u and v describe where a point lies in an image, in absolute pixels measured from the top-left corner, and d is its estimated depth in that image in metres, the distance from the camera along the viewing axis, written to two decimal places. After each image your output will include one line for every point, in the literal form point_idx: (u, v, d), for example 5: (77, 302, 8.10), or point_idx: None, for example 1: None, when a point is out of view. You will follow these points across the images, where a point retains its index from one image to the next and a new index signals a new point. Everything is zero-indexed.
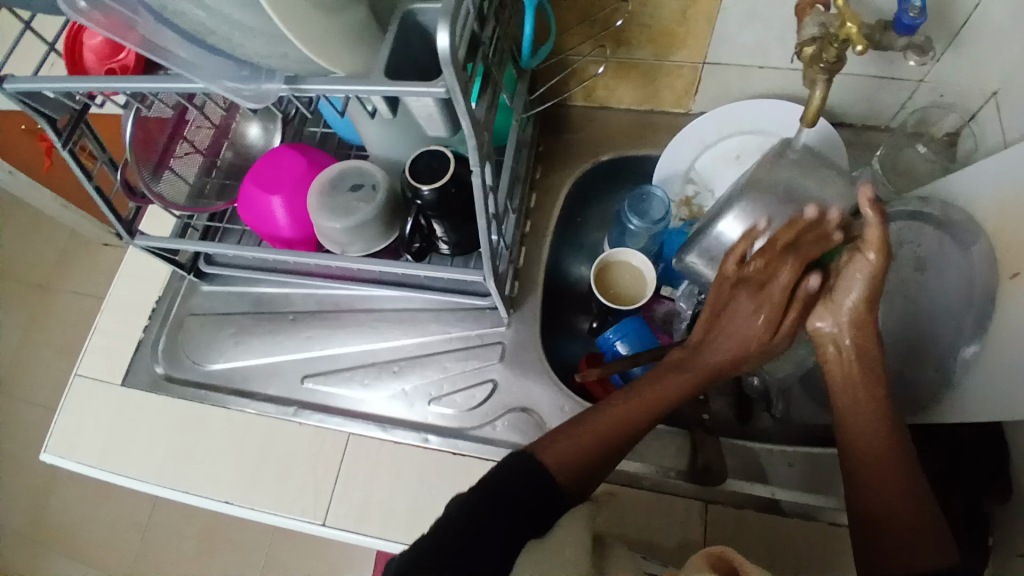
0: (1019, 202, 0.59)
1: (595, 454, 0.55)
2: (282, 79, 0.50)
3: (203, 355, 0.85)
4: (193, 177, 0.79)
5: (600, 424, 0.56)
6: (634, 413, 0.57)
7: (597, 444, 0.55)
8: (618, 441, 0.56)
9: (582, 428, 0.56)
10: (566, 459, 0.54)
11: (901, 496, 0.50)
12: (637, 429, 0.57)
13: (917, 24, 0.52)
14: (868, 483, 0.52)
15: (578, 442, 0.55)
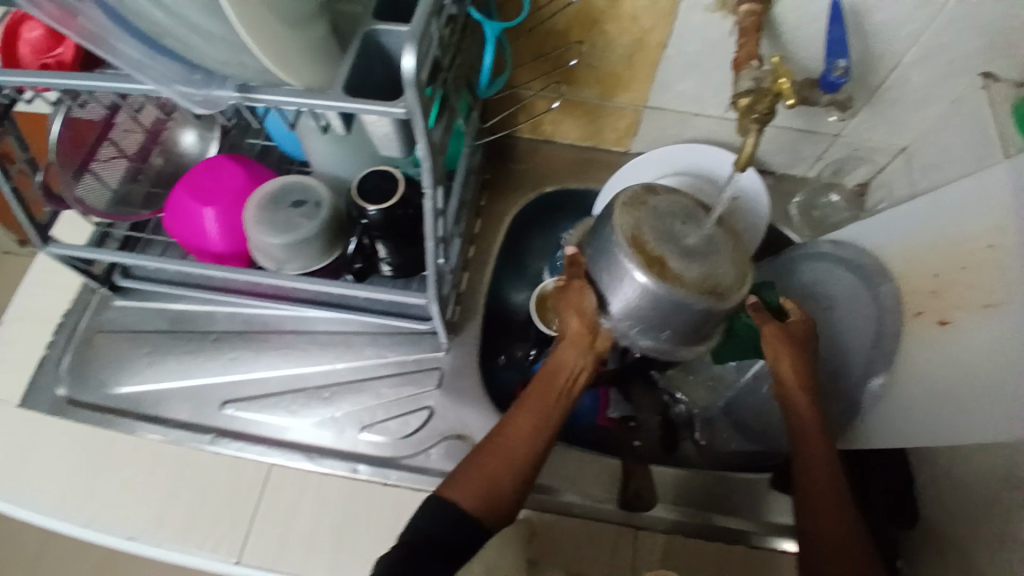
0: (924, 249, 0.67)
1: (499, 477, 0.55)
2: (233, 87, 0.47)
3: (113, 376, 0.78)
4: (114, 184, 0.74)
5: (496, 447, 0.57)
6: (521, 430, 0.58)
7: (497, 468, 0.56)
8: (517, 457, 0.56)
9: (480, 457, 0.57)
10: (475, 490, 0.54)
11: (837, 513, 0.55)
12: (534, 440, 0.57)
13: (841, 82, 0.57)
14: (821, 510, 0.56)
15: (479, 472, 0.56)
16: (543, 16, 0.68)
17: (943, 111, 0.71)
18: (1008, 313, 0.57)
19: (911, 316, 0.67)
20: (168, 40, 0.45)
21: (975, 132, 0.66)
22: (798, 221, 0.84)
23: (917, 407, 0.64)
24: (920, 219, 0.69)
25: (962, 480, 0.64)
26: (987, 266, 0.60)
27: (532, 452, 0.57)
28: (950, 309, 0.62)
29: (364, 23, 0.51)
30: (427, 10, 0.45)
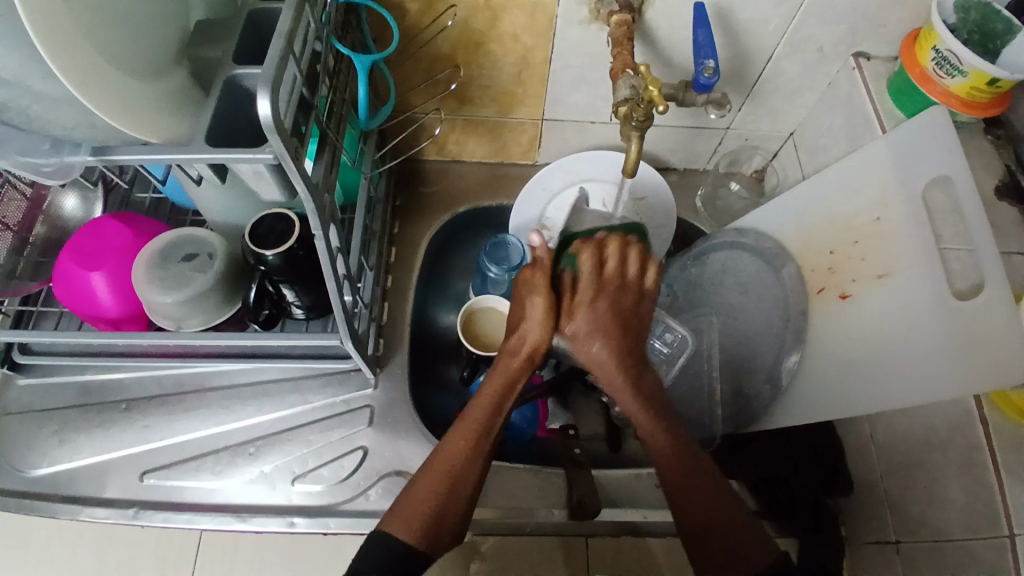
0: (820, 229, 0.70)
1: (445, 503, 0.51)
2: (87, 151, 0.45)
3: (22, 460, 0.72)
4: (2, 258, 0.68)
5: (437, 470, 0.52)
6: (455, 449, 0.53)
7: (443, 491, 0.51)
8: (460, 477, 0.52)
9: (423, 481, 0.52)
10: (420, 518, 0.50)
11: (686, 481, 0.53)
12: (477, 459, 0.53)
13: (712, 83, 0.58)
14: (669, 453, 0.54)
15: (419, 495, 0.51)
16: (424, 42, 0.67)
17: (820, 95, 0.75)
18: (900, 282, 0.60)
19: (815, 294, 0.69)
20: (8, 114, 0.42)
21: (851, 111, 0.71)
22: (704, 213, 0.88)
23: (832, 374, 0.65)
24: (812, 202, 0.71)
25: (886, 439, 0.64)
26: (876, 240, 0.63)
27: (477, 470, 0.53)
28: (850, 283, 0.65)
29: (224, 69, 0.49)
30: (283, 47, 0.44)
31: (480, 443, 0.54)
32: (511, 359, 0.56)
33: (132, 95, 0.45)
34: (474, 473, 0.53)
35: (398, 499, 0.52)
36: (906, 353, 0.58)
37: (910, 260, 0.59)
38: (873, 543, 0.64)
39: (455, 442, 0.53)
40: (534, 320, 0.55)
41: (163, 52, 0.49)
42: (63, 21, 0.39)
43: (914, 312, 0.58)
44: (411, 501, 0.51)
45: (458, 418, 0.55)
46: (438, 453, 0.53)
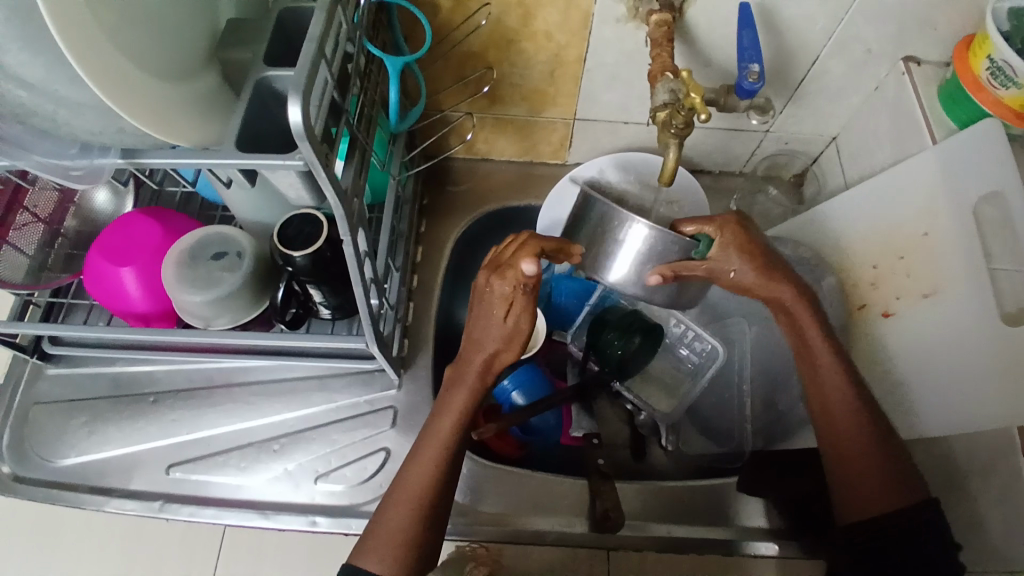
0: (863, 242, 0.67)
1: (414, 534, 0.52)
2: (116, 153, 0.44)
3: (53, 450, 0.73)
4: (30, 252, 0.69)
5: (406, 493, 0.53)
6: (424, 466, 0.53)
7: (412, 524, 0.52)
8: (430, 501, 0.53)
9: (393, 508, 0.53)
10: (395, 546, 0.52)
11: (886, 476, 0.53)
12: (444, 483, 0.54)
13: (756, 88, 0.56)
14: (861, 455, 0.55)
15: (393, 519, 0.52)
16: (455, 40, 0.65)
17: (866, 99, 0.72)
18: (946, 302, 0.57)
19: (855, 311, 0.66)
20: (36, 119, 0.42)
21: (899, 118, 0.67)
22: None
23: (873, 394, 0.63)
24: (855, 214, 0.69)
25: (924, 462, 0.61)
26: (923, 256, 0.60)
27: (444, 498, 0.54)
28: (893, 300, 0.62)
29: (252, 71, 0.49)
30: (314, 51, 0.43)
31: (446, 468, 0.54)
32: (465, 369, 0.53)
33: (159, 97, 0.45)
34: (442, 500, 0.54)
35: (370, 527, 0.53)
36: (950, 377, 0.56)
37: (958, 279, 0.56)
38: None
39: (422, 470, 0.53)
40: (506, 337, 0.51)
41: (191, 53, 0.48)
42: (91, 25, 0.39)
43: (961, 334, 0.55)
44: (381, 530, 0.52)
45: (424, 432, 0.55)
46: (404, 477, 0.54)
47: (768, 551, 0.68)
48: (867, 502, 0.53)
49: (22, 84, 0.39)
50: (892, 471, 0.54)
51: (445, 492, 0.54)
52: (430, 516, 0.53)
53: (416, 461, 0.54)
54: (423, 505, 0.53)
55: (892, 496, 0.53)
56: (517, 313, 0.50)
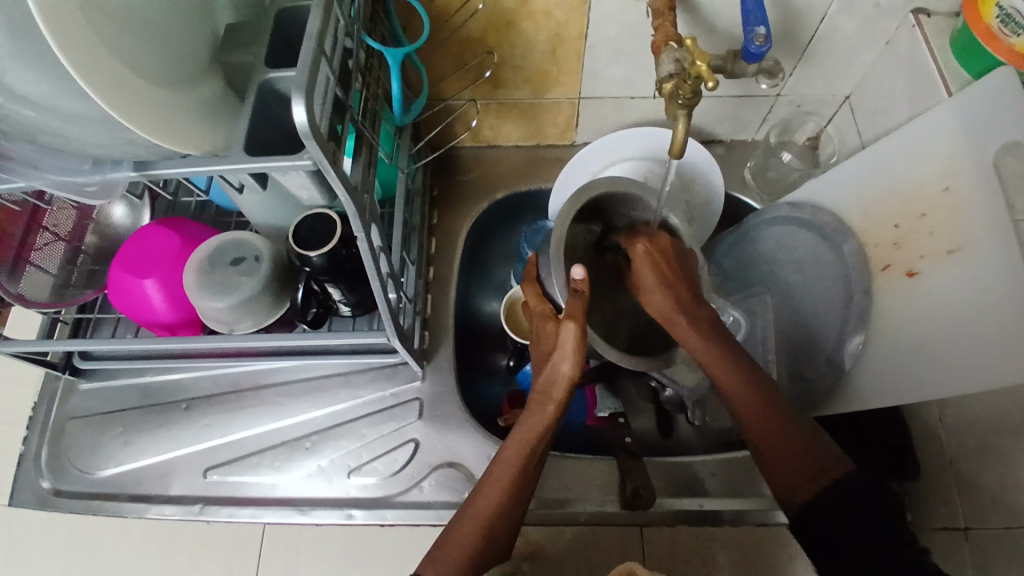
0: (882, 202, 0.65)
1: (480, 554, 0.52)
2: (130, 166, 0.46)
3: (91, 461, 0.75)
4: (55, 269, 0.70)
5: (479, 511, 0.53)
6: (497, 487, 0.54)
7: (476, 543, 0.52)
8: (503, 516, 0.53)
9: (460, 527, 0.53)
10: (459, 562, 0.51)
11: (789, 430, 0.54)
12: (512, 505, 0.54)
13: (763, 51, 0.56)
14: (778, 439, 0.54)
15: (462, 538, 0.52)
16: (454, 26, 0.65)
17: (878, 55, 0.70)
18: (972, 258, 0.55)
19: (878, 272, 0.65)
20: (47, 139, 0.43)
21: (913, 72, 0.65)
22: (754, 185, 0.85)
23: (898, 355, 0.61)
24: (872, 172, 0.67)
25: (957, 422, 0.59)
26: (945, 213, 0.59)
27: (507, 523, 0.54)
28: (917, 259, 0.61)
29: (255, 73, 0.49)
30: (313, 48, 0.43)
31: (517, 490, 0.54)
32: (546, 396, 0.54)
33: (164, 106, 0.45)
34: (506, 520, 0.54)
35: (437, 542, 0.53)
36: (976, 335, 0.54)
37: (984, 233, 0.55)
38: (942, 529, 0.60)
39: (491, 490, 0.54)
40: (565, 353, 0.53)
41: (192, 59, 0.48)
42: (92, 40, 0.39)
43: (987, 291, 0.54)
44: (448, 545, 0.52)
45: (497, 455, 0.55)
46: (481, 493, 0.54)
47: None
48: (804, 474, 0.52)
49: (34, 106, 0.40)
50: (822, 452, 0.53)
51: (512, 516, 0.54)
52: (497, 530, 0.53)
53: (489, 481, 0.54)
54: (492, 523, 0.53)
55: (811, 470, 0.52)
56: (568, 329, 0.53)
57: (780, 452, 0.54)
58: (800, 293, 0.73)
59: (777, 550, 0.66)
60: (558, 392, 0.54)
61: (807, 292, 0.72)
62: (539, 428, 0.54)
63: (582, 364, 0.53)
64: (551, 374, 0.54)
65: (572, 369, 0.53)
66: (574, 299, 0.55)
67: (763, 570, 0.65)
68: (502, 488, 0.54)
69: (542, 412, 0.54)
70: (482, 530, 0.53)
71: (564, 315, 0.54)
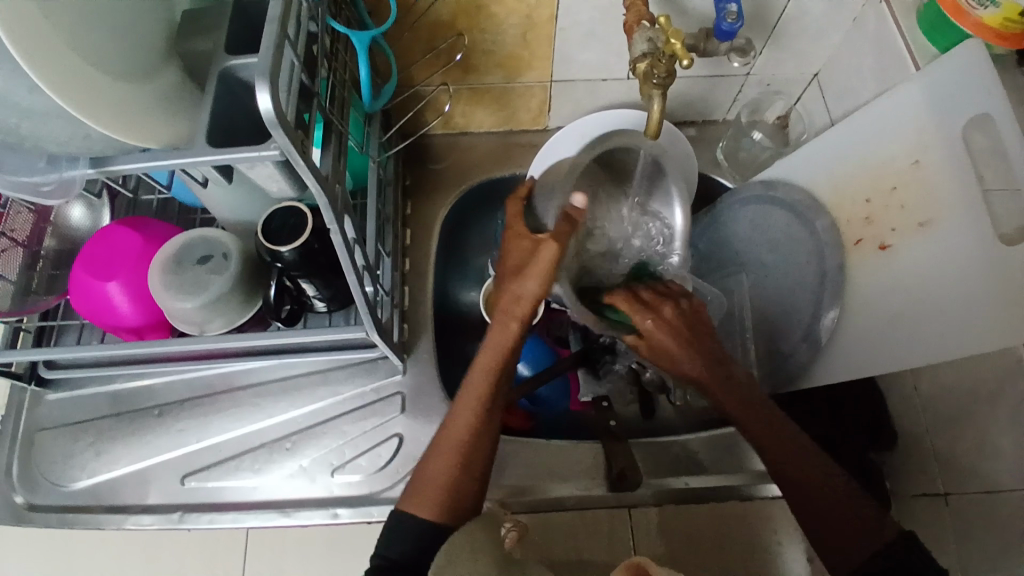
0: (854, 178, 0.66)
1: (457, 484, 0.51)
2: (86, 163, 0.43)
3: (61, 474, 0.72)
4: (14, 276, 0.66)
5: (449, 444, 0.53)
6: (466, 416, 0.53)
7: (451, 474, 0.52)
8: (473, 448, 0.53)
9: (434, 459, 0.53)
10: (438, 498, 0.51)
11: (813, 463, 0.51)
12: (485, 433, 0.53)
13: (735, 28, 0.57)
14: (784, 459, 0.52)
15: (433, 471, 0.52)
16: (422, 10, 0.63)
17: (846, 33, 0.70)
18: (942, 229, 0.56)
19: (851, 246, 0.66)
20: None
21: (881, 48, 0.66)
22: (727, 166, 0.85)
23: (874, 327, 0.63)
24: (844, 148, 0.68)
25: (932, 392, 0.61)
26: (915, 186, 0.59)
27: (481, 454, 0.53)
28: (889, 232, 0.62)
29: (216, 61, 0.47)
30: (277, 33, 0.41)
31: (487, 414, 0.53)
32: (509, 318, 0.54)
33: (122, 98, 0.43)
34: (480, 451, 0.53)
35: (413, 478, 0.53)
36: (947, 305, 0.55)
37: (953, 205, 0.56)
38: (920, 495, 0.61)
39: (461, 419, 0.53)
40: (535, 269, 0.53)
41: (150, 48, 0.46)
42: (41, 29, 0.36)
43: (958, 262, 0.55)
44: (422, 478, 0.52)
45: (464, 382, 0.55)
46: (450, 425, 0.54)
47: None
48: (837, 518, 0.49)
49: None
50: (835, 487, 0.50)
51: (485, 446, 0.53)
52: (475, 467, 0.52)
53: (458, 411, 0.54)
54: (465, 456, 0.52)
55: (851, 527, 0.48)
56: (546, 248, 0.53)
57: (794, 478, 0.51)
58: (776, 270, 0.74)
59: (763, 524, 0.67)
60: (520, 309, 0.54)
61: (783, 269, 0.73)
62: (501, 347, 0.54)
63: (550, 283, 0.53)
64: (514, 290, 0.54)
65: (541, 289, 0.53)
66: (562, 221, 0.53)
67: (750, 545, 0.66)
68: (473, 420, 0.53)
69: (509, 332, 0.54)
70: (454, 464, 0.52)
71: (550, 235, 0.53)
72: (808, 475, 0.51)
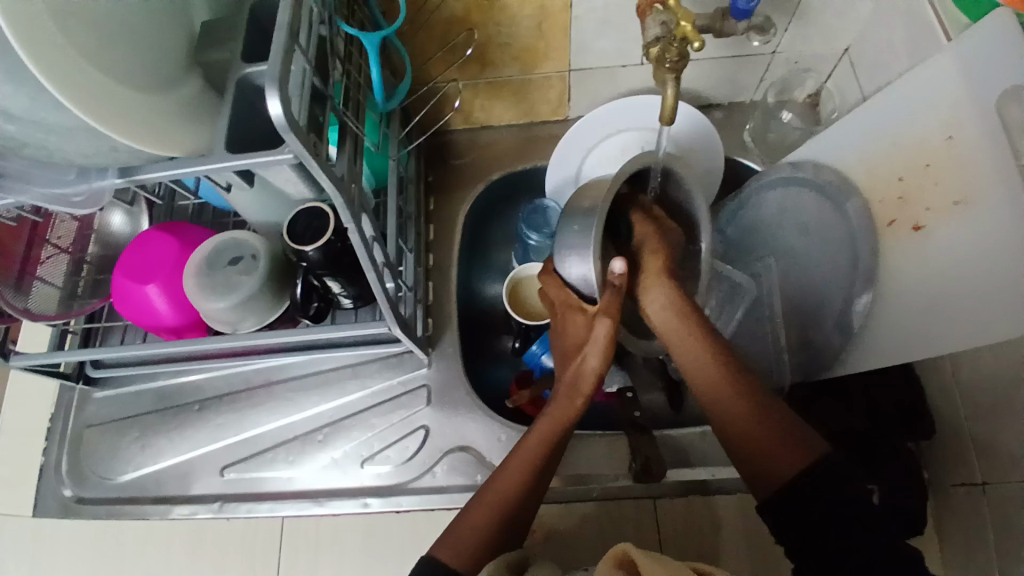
0: (886, 155, 0.63)
1: (497, 534, 0.51)
2: (115, 173, 0.45)
3: (110, 467, 0.77)
4: (60, 282, 0.71)
5: (495, 494, 0.53)
6: (515, 473, 0.54)
7: (493, 529, 0.51)
8: (521, 499, 0.53)
9: (477, 509, 0.53)
10: (470, 545, 0.50)
11: (761, 422, 0.50)
12: (532, 491, 0.54)
13: (750, 7, 0.59)
14: (743, 429, 0.51)
15: (474, 522, 0.51)
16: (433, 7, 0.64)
17: (875, 5, 0.67)
18: (978, 208, 0.53)
19: (884, 229, 0.63)
20: (30, 150, 0.43)
21: (911, 17, 0.63)
22: (755, 149, 0.83)
23: (910, 312, 0.60)
24: (874, 124, 0.65)
25: (971, 378, 0.58)
26: (949, 162, 0.56)
27: (524, 507, 0.54)
28: (923, 213, 0.59)
29: (233, 69, 0.49)
30: (286, 39, 0.42)
31: (538, 474, 0.54)
32: (573, 398, 0.55)
33: (144, 111, 0.45)
34: (520, 511, 0.53)
35: (451, 525, 0.52)
36: (982, 286, 0.53)
37: (989, 180, 0.53)
38: (960, 486, 0.59)
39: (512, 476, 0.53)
40: (597, 346, 0.52)
41: (171, 64, 0.48)
42: (62, 48, 0.38)
43: (998, 241, 0.52)
44: (460, 529, 0.51)
45: (517, 444, 0.55)
46: (502, 477, 0.54)
47: None
48: (775, 463, 0.48)
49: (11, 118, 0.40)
50: (796, 430, 0.49)
51: (526, 504, 0.54)
52: (515, 518, 0.53)
53: (509, 466, 0.54)
54: (506, 507, 0.52)
55: (782, 452, 0.48)
56: (602, 325, 0.52)
57: (761, 453, 0.49)
58: (805, 255, 0.72)
59: None
60: (585, 386, 0.55)
61: (812, 253, 0.71)
62: (562, 419, 0.55)
63: (611, 361, 0.53)
64: (579, 368, 0.54)
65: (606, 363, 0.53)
66: (608, 293, 0.51)
67: (778, 537, 0.65)
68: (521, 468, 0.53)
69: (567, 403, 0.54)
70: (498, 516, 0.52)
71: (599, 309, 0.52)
72: (775, 440, 0.49)
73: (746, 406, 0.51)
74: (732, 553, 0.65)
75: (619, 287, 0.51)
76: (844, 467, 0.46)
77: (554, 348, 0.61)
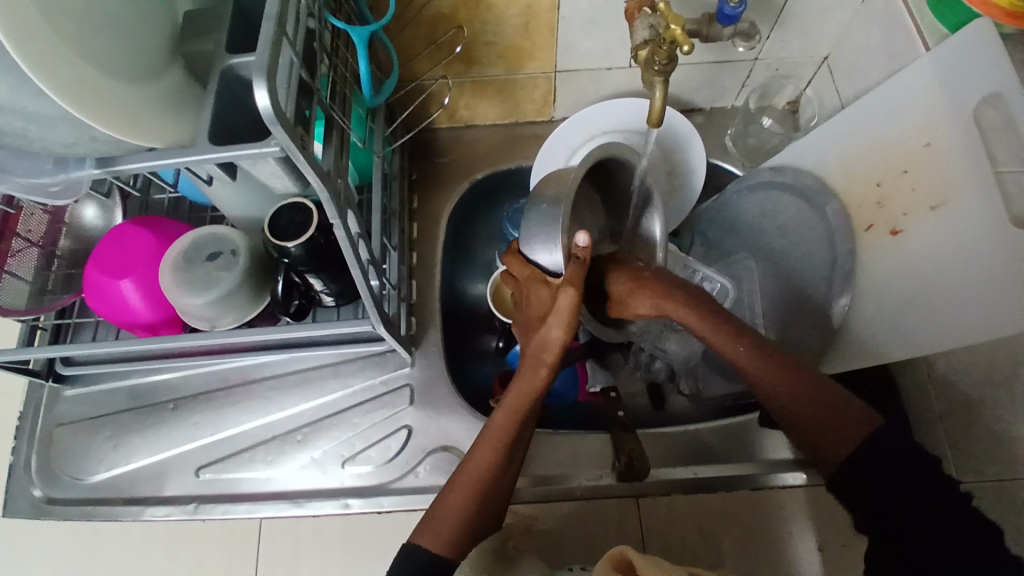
0: (864, 160, 0.65)
1: (474, 516, 0.51)
2: (93, 164, 0.44)
3: (81, 468, 0.75)
4: (30, 276, 0.69)
5: (470, 477, 0.52)
6: (489, 451, 0.53)
7: (470, 513, 0.51)
8: (497, 477, 0.53)
9: (450, 493, 0.52)
10: (450, 530, 0.50)
11: (813, 398, 0.51)
12: (507, 468, 0.53)
13: (737, 12, 0.60)
14: (803, 405, 0.52)
15: (451, 505, 0.51)
16: (421, 3, 0.63)
17: (854, 13, 0.69)
18: (955, 212, 0.55)
19: (862, 232, 0.65)
20: (6, 139, 0.41)
21: (889, 26, 0.65)
22: (736, 152, 0.84)
23: (888, 313, 0.61)
24: (853, 130, 0.67)
25: (945, 377, 0.60)
26: (927, 168, 0.58)
27: (500, 485, 0.53)
28: (901, 217, 0.60)
29: (217, 60, 0.47)
30: (275, 30, 0.41)
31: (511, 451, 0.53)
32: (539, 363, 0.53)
33: (127, 100, 0.44)
34: (496, 490, 0.53)
35: (428, 510, 0.52)
36: (958, 288, 0.55)
37: (965, 185, 0.54)
38: None
39: (483, 456, 0.53)
40: (561, 316, 0.51)
41: (153, 53, 0.47)
42: (42, 33, 0.37)
43: (973, 244, 0.54)
44: (438, 514, 0.51)
45: (485, 422, 0.54)
46: (473, 457, 0.53)
47: (796, 481, 0.67)
48: (833, 440, 0.50)
49: None
50: (845, 404, 0.51)
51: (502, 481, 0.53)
52: (492, 500, 0.53)
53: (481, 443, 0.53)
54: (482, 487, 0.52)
55: (841, 431, 0.50)
56: (566, 294, 0.50)
57: (820, 426, 0.51)
58: (785, 257, 0.73)
59: (772, 514, 0.66)
60: (549, 355, 0.53)
61: (792, 255, 0.72)
62: (527, 392, 0.54)
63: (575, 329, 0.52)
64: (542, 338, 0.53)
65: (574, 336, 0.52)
66: (573, 265, 0.50)
67: (757, 534, 0.66)
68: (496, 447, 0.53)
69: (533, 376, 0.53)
70: (471, 496, 0.51)
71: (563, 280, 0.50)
72: (835, 415, 0.51)
73: (803, 382, 0.52)
74: (712, 550, 0.66)
75: (583, 259, 0.50)
76: (901, 445, 0.48)
77: (518, 321, 0.59)
